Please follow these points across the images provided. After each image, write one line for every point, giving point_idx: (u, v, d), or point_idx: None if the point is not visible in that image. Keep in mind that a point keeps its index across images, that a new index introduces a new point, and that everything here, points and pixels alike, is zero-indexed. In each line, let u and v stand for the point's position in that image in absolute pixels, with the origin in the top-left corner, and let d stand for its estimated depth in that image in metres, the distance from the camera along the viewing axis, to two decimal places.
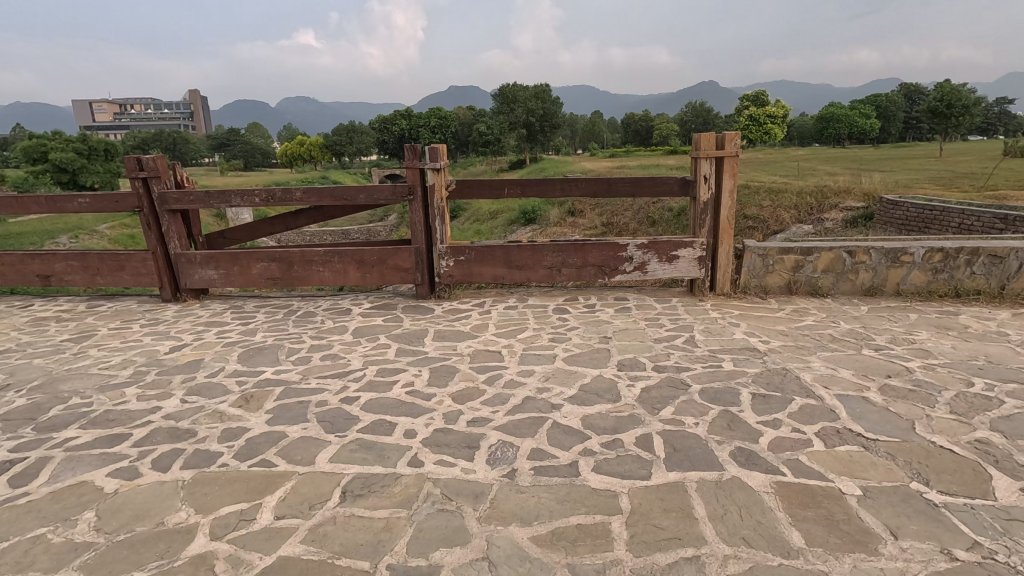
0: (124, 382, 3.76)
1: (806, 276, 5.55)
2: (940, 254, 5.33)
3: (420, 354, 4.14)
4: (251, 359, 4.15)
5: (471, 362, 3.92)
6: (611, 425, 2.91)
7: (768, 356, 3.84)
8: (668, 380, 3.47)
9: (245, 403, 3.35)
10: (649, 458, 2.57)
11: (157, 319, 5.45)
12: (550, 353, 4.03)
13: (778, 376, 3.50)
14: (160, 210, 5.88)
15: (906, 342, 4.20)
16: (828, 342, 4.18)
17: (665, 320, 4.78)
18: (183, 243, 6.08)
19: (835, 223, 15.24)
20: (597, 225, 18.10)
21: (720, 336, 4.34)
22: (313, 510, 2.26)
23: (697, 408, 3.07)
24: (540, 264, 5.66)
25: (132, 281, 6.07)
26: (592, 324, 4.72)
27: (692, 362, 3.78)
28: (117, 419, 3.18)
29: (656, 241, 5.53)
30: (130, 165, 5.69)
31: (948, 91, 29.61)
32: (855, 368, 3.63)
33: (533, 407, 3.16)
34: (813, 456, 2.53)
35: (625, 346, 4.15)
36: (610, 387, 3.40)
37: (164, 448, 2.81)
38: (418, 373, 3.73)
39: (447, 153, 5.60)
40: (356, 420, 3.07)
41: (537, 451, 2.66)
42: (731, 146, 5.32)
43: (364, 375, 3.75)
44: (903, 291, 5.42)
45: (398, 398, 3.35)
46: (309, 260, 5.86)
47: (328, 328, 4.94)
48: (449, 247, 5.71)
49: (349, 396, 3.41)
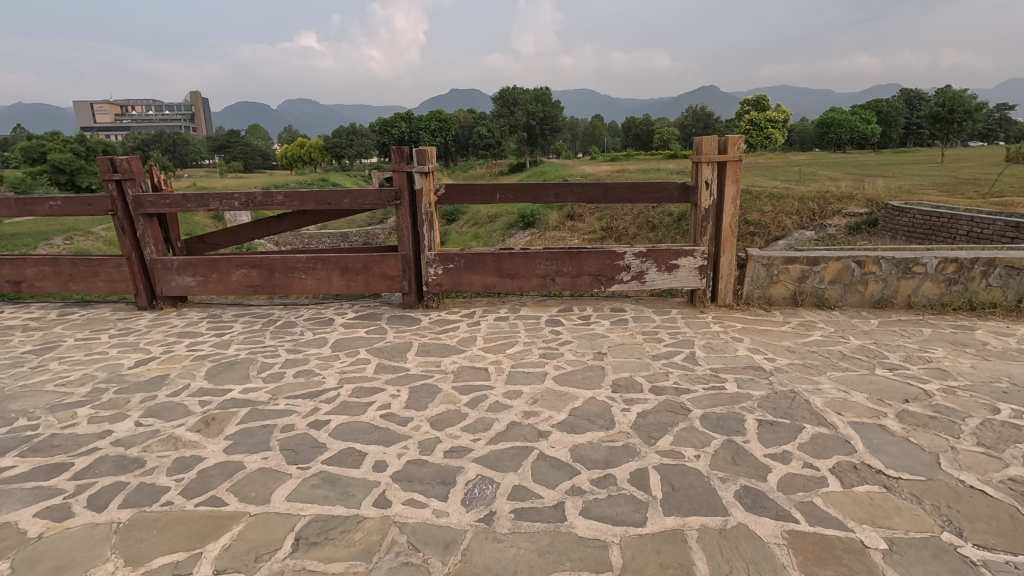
0: (78, 401, 3.47)
1: (812, 287, 5.27)
2: (955, 264, 5.06)
3: (401, 371, 3.85)
4: (220, 376, 3.87)
5: (455, 381, 3.64)
6: (602, 457, 2.63)
7: (775, 377, 3.56)
8: (667, 404, 3.18)
9: (204, 427, 3.06)
10: (644, 499, 2.29)
11: (128, 328, 5.17)
12: (540, 372, 3.75)
13: (786, 400, 3.21)
14: (135, 214, 5.60)
15: (922, 360, 3.91)
16: (839, 360, 3.90)
17: (664, 334, 4.50)
18: (159, 248, 5.79)
19: (837, 229, 14.98)
20: (597, 229, 17.83)
21: (723, 352, 4.06)
22: (260, 562, 1.98)
23: (698, 438, 2.79)
24: (532, 273, 5.39)
25: (106, 288, 5.80)
26: (586, 338, 4.44)
27: (693, 382, 3.50)
28: (61, 445, 2.90)
29: (655, 249, 5.26)
30: (103, 166, 5.41)
31: (950, 96, 29.29)
32: (870, 391, 3.34)
33: (517, 435, 2.88)
34: (829, 499, 2.25)
35: (621, 363, 3.86)
36: (602, 411, 3.12)
37: (106, 482, 2.53)
38: (396, 394, 3.45)
39: (436, 155, 5.32)
40: (323, 449, 2.80)
41: (519, 490, 2.38)
42: (733, 150, 5.04)
43: (338, 395, 3.47)
44: (915, 303, 5.15)
45: (370, 423, 3.07)
46: (291, 267, 5.57)
47: (306, 340, 4.66)
48: (438, 254, 5.43)
49: (318, 420, 3.12)
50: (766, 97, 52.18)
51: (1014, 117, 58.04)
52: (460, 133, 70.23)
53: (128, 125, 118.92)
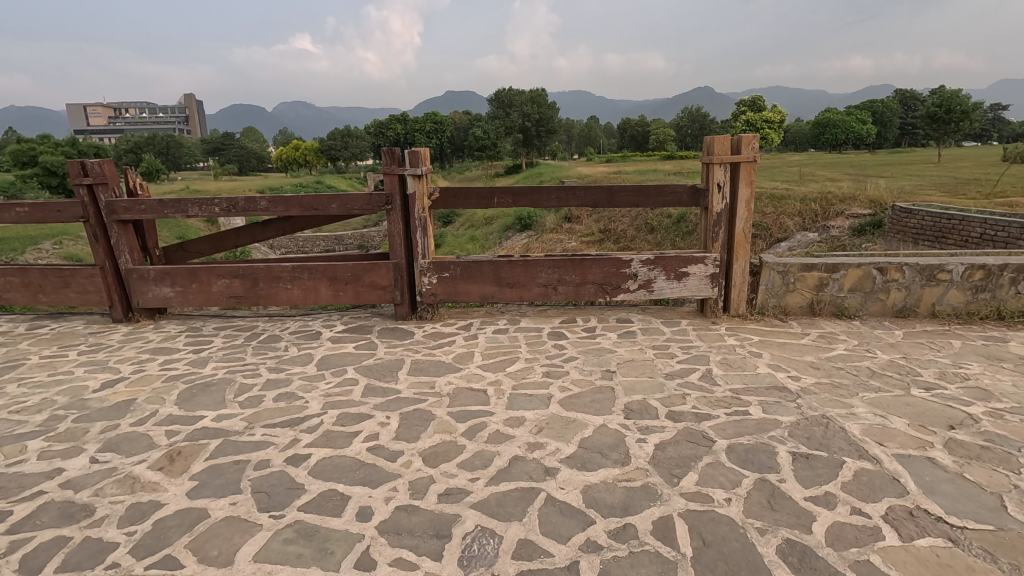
0: (31, 432, 3.12)
1: (830, 295, 4.95)
2: (982, 271, 4.75)
3: (391, 394, 3.51)
4: (192, 400, 3.51)
5: (450, 406, 3.30)
6: (619, 501, 2.31)
7: (803, 400, 3.23)
8: (687, 433, 2.85)
9: (168, 465, 2.72)
10: (672, 558, 1.97)
11: (100, 344, 4.81)
12: (544, 394, 3.40)
13: (820, 427, 2.89)
14: (108, 221, 5.24)
15: (959, 378, 3.59)
16: (869, 379, 3.57)
17: (676, 349, 4.17)
18: (135, 257, 5.42)
19: (840, 231, 14.72)
20: (595, 232, 17.52)
21: (741, 370, 3.72)
22: None
23: (727, 476, 2.46)
24: (533, 281, 5.06)
25: (78, 300, 5.43)
26: (592, 354, 4.10)
27: (714, 407, 3.16)
28: (2, 488, 2.55)
29: (663, 256, 4.94)
30: (73, 170, 5.05)
31: (947, 96, 29.20)
32: (910, 416, 3.02)
33: (521, 472, 2.55)
34: (887, 557, 1.93)
35: (632, 383, 3.52)
36: (616, 443, 2.78)
37: (46, 536, 2.19)
38: (385, 422, 3.11)
39: (430, 157, 4.97)
40: (300, 491, 2.46)
41: (525, 546, 2.05)
42: (747, 150, 4.72)
43: (321, 423, 3.13)
44: (941, 312, 4.84)
45: (355, 458, 2.73)
46: (276, 276, 5.22)
47: (290, 357, 4.32)
48: (432, 263, 5.09)
49: (297, 455, 2.78)
50: (762, 98, 52.04)
51: (1009, 117, 58.16)
52: (455, 136, 70.00)
53: (120, 128, 117.99)
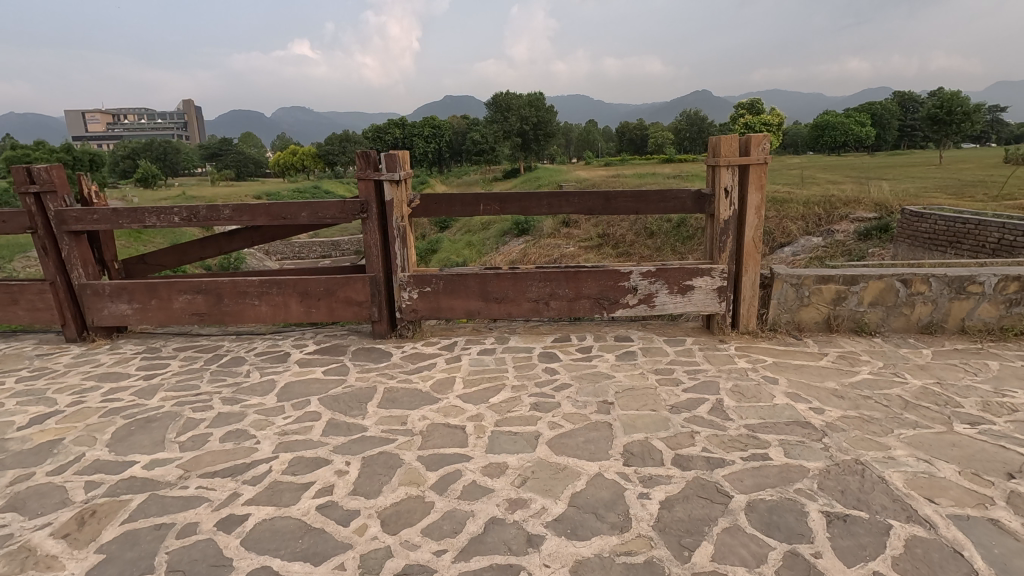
0: None
1: (848, 310, 4.51)
2: (1017, 283, 4.30)
3: (356, 433, 3.05)
4: (127, 440, 3.06)
5: (422, 448, 2.84)
6: None
7: (831, 439, 2.78)
8: (698, 486, 2.40)
9: (76, 530, 2.26)
10: None
11: (45, 368, 4.36)
12: (531, 433, 2.94)
13: (855, 477, 2.43)
14: (58, 231, 4.79)
15: (1006, 410, 3.13)
16: (903, 411, 3.12)
17: (681, 374, 3.72)
18: (90, 271, 4.97)
19: (846, 235, 14.29)
20: (594, 237, 17.06)
21: (757, 401, 3.26)
22: None
23: (749, 548, 2.01)
24: (523, 296, 4.61)
25: (27, 318, 4.98)
26: (587, 381, 3.63)
27: (727, 449, 2.71)
28: None
29: (665, 268, 4.50)
30: (19, 177, 4.60)
31: (948, 97, 28.79)
32: (958, 461, 2.56)
33: (498, 542, 2.10)
34: None
35: (633, 419, 3.07)
36: (613, 499, 2.33)
37: None
38: (343, 470, 2.65)
39: (409, 161, 4.53)
40: (227, 568, 2.01)
41: None
42: (757, 151, 4.27)
43: (268, 472, 2.67)
44: (972, 328, 4.40)
45: (300, 522, 2.27)
46: (242, 291, 4.77)
47: (250, 385, 3.86)
48: (412, 276, 4.64)
49: (232, 517, 2.32)
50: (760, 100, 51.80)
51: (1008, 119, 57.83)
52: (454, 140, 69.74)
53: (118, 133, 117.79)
